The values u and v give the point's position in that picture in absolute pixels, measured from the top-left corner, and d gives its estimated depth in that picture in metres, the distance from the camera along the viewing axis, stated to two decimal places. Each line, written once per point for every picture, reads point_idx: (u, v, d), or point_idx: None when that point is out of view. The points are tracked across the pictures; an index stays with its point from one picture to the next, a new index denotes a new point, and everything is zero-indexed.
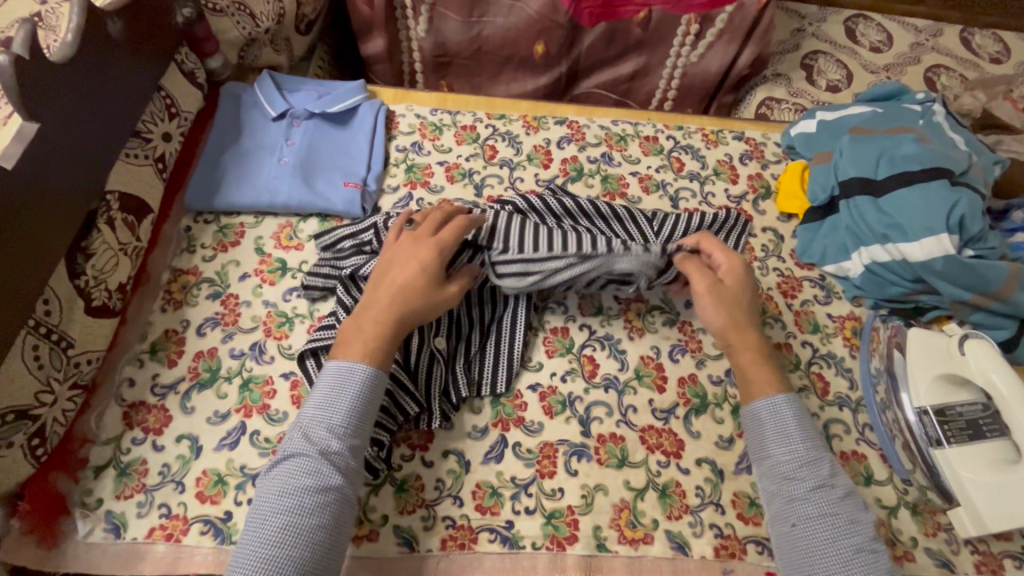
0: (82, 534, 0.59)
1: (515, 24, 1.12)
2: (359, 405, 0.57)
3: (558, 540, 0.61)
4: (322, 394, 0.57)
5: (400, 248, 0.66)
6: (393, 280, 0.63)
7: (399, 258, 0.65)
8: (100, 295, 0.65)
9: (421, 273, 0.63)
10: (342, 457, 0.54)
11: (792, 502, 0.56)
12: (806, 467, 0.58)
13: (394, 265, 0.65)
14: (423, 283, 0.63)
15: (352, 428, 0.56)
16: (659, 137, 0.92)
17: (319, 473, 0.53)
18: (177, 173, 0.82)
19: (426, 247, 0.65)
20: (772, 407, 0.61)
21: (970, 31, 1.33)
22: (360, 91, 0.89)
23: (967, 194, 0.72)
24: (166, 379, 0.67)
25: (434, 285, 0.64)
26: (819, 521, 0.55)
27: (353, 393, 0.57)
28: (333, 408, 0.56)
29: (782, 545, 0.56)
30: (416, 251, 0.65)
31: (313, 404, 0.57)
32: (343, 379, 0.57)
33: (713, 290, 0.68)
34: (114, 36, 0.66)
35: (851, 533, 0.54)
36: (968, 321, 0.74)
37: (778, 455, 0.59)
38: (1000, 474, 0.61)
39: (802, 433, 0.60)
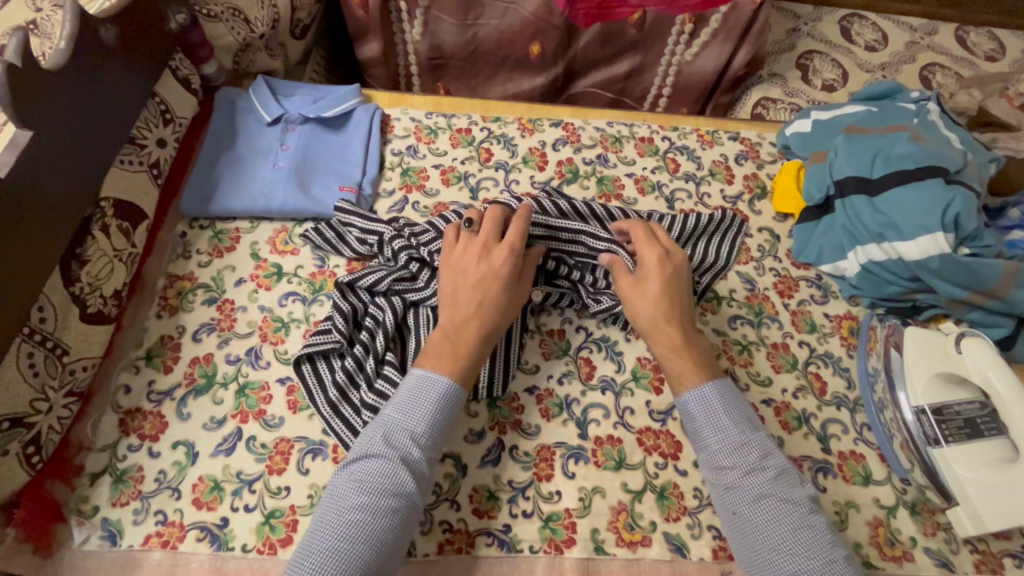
0: (78, 541, 0.59)
1: (510, 26, 1.12)
2: (440, 415, 0.57)
3: (555, 542, 0.61)
4: (406, 399, 0.57)
5: (466, 259, 0.66)
6: (471, 296, 0.64)
7: (469, 271, 0.65)
8: (95, 302, 0.65)
9: (503, 286, 0.65)
10: (417, 466, 0.55)
11: (725, 491, 0.57)
12: (735, 453, 0.57)
13: (463, 281, 0.65)
14: (506, 296, 0.65)
15: (428, 438, 0.56)
16: (655, 138, 0.92)
17: (397, 477, 0.53)
18: (172, 179, 0.82)
19: (497, 252, 0.66)
20: (700, 398, 0.60)
21: (966, 29, 1.33)
22: (355, 94, 0.89)
23: (963, 192, 0.72)
24: (163, 386, 0.67)
25: (513, 291, 0.66)
26: (756, 505, 0.54)
27: (434, 403, 0.57)
28: (414, 414, 0.56)
29: (730, 533, 0.56)
30: (487, 259, 0.66)
31: (394, 407, 0.57)
32: (428, 388, 0.58)
33: (634, 287, 0.67)
34: (107, 42, 0.66)
35: (790, 510, 0.53)
36: (966, 319, 0.74)
37: (709, 442, 0.59)
38: (997, 473, 0.60)
39: (729, 417, 0.59)
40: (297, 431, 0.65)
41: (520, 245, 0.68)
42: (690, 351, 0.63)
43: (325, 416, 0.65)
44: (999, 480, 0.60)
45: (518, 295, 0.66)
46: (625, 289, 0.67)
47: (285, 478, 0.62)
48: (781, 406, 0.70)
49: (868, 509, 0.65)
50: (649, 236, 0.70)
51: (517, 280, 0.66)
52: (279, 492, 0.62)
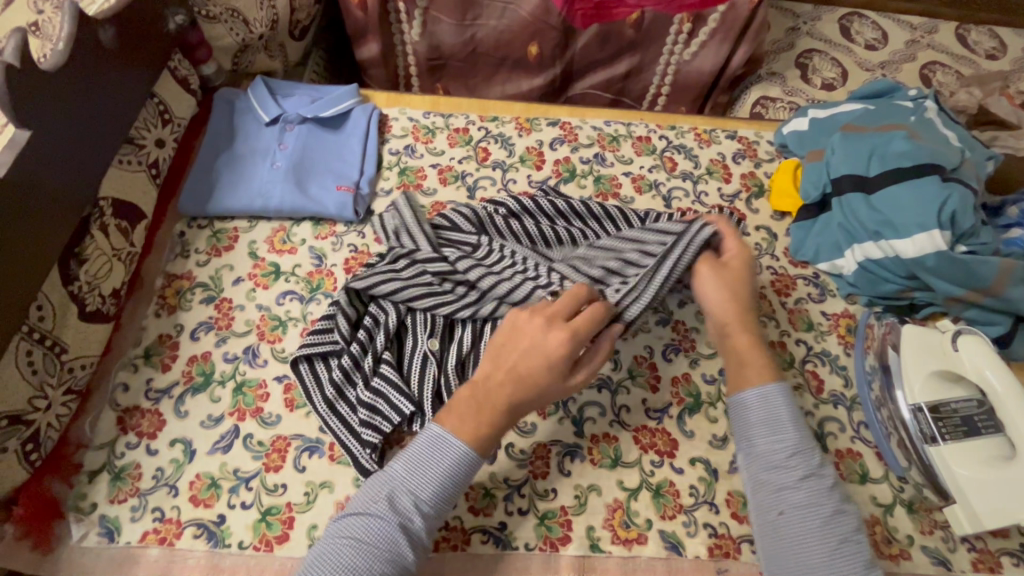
0: (75, 538, 0.59)
1: (509, 27, 1.12)
2: (450, 483, 0.54)
3: (551, 540, 0.61)
4: (418, 458, 0.54)
5: (529, 320, 0.59)
6: (514, 362, 0.56)
7: (522, 335, 0.58)
8: (93, 301, 0.65)
9: (548, 369, 0.55)
10: (418, 534, 0.51)
11: (768, 489, 0.56)
12: (796, 457, 0.57)
13: (514, 344, 0.58)
14: (549, 379, 0.56)
15: (433, 502, 0.53)
16: (652, 137, 0.92)
17: (395, 544, 0.50)
18: (171, 179, 0.83)
19: (559, 333, 0.57)
20: (773, 396, 0.60)
21: (966, 28, 1.32)
22: (353, 94, 0.90)
23: (958, 190, 0.72)
24: (161, 384, 0.67)
25: (561, 377, 0.56)
26: (808, 510, 0.54)
27: (446, 468, 0.53)
28: (423, 477, 0.53)
29: (766, 533, 0.55)
30: (545, 334, 0.57)
31: (405, 465, 0.54)
32: (443, 452, 0.54)
33: (717, 274, 0.67)
34: (105, 43, 0.67)
35: (838, 525, 0.53)
36: (963, 317, 0.74)
37: (771, 446, 0.58)
38: (992, 471, 0.60)
39: (794, 422, 0.59)
40: (294, 429, 0.65)
41: (590, 329, 0.58)
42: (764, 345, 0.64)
43: (322, 412, 0.65)
44: (995, 477, 0.60)
45: (565, 385, 0.57)
46: (704, 275, 0.68)
47: (281, 475, 0.63)
48: None
49: (864, 507, 0.65)
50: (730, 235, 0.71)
51: (569, 367, 0.57)
52: (276, 489, 0.62)
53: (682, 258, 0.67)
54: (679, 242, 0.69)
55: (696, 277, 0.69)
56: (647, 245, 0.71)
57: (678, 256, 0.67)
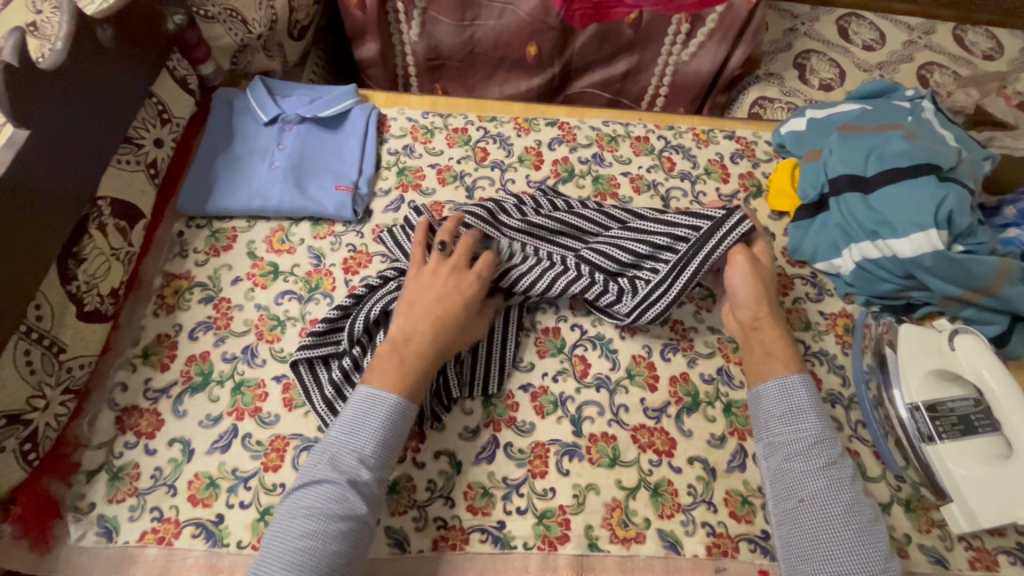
0: (74, 538, 0.59)
1: (507, 27, 1.13)
2: (387, 435, 0.57)
3: (549, 539, 0.61)
4: (352, 418, 0.57)
5: (437, 275, 0.67)
6: (428, 311, 0.63)
7: (431, 288, 0.66)
8: (91, 300, 0.65)
9: (461, 310, 0.64)
10: (367, 486, 0.55)
11: (788, 479, 0.58)
12: (816, 446, 0.58)
13: (425, 296, 0.65)
14: (462, 320, 0.64)
15: (377, 457, 0.56)
16: (650, 137, 0.92)
17: (347, 500, 0.53)
18: (170, 179, 0.82)
19: (469, 278, 0.67)
20: (798, 388, 0.62)
21: (963, 29, 1.33)
22: (352, 94, 0.90)
23: (956, 189, 0.72)
24: (159, 383, 0.67)
25: (469, 319, 0.66)
26: (828, 497, 0.55)
27: (381, 422, 0.57)
28: (361, 434, 0.56)
29: (785, 519, 0.57)
30: (456, 280, 0.66)
31: (341, 428, 0.57)
32: (373, 407, 0.57)
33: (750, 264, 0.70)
34: (104, 43, 0.67)
35: (857, 512, 0.55)
36: (960, 316, 0.74)
37: (793, 435, 0.60)
38: (989, 470, 0.61)
39: (815, 411, 0.60)
40: (293, 428, 0.66)
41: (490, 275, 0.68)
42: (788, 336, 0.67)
43: (321, 411, 0.65)
44: (992, 475, 0.61)
45: (472, 326, 0.67)
46: (739, 263, 0.70)
47: (280, 475, 0.63)
48: None
49: None
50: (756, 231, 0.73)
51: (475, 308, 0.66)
52: (274, 488, 0.62)
53: (726, 240, 0.70)
54: (719, 226, 0.71)
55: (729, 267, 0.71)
56: (681, 228, 0.74)
57: (722, 239, 0.70)
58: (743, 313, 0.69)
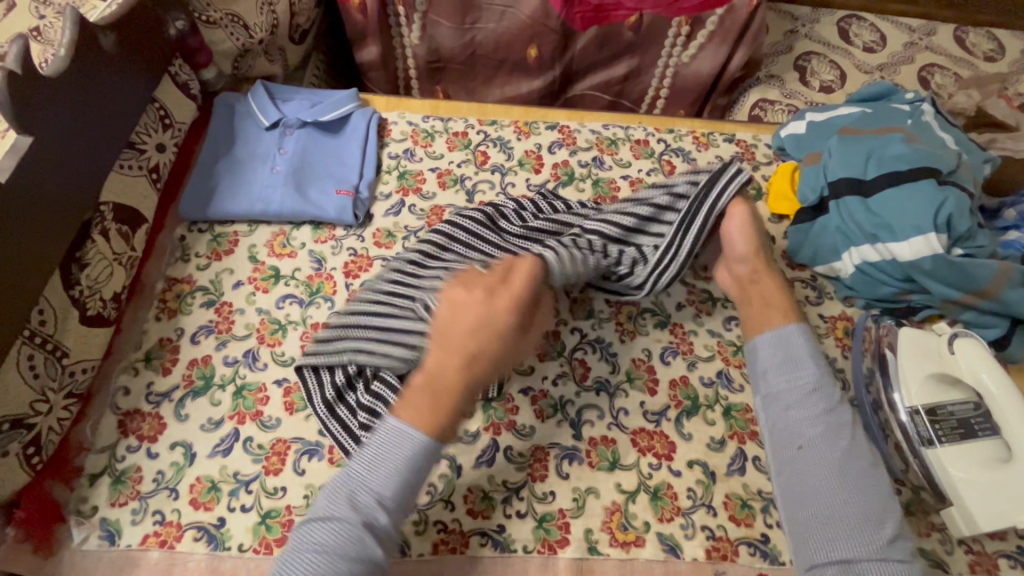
0: (77, 541, 0.59)
1: (507, 30, 1.13)
2: (410, 476, 0.54)
3: (549, 543, 0.61)
4: (375, 454, 0.54)
5: (470, 295, 0.60)
6: (461, 340, 0.58)
7: (462, 312, 0.59)
8: (94, 305, 0.65)
9: (496, 337, 0.58)
10: (383, 529, 0.52)
11: (786, 426, 0.59)
12: (811, 394, 0.60)
13: (460, 322, 0.58)
14: (500, 346, 0.59)
15: (396, 498, 0.53)
16: (650, 140, 0.93)
17: (361, 543, 0.50)
18: (171, 183, 0.83)
19: (503, 298, 0.60)
20: (791, 336, 0.63)
21: (964, 30, 1.33)
22: (353, 99, 0.90)
23: (955, 193, 0.72)
24: (161, 387, 0.68)
25: (507, 344, 0.60)
26: (825, 442, 0.57)
27: (404, 462, 0.54)
28: (382, 473, 0.53)
29: (783, 463, 0.58)
30: (491, 303, 0.59)
31: (363, 463, 0.54)
32: (398, 444, 0.54)
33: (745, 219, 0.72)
34: (106, 49, 0.67)
35: (855, 457, 0.56)
36: (960, 319, 0.74)
37: (792, 383, 0.61)
38: (989, 473, 0.61)
39: (813, 358, 0.62)
40: (294, 432, 0.66)
41: (526, 293, 0.62)
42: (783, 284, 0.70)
43: (322, 414, 0.65)
44: (992, 479, 0.61)
45: (512, 349, 0.61)
46: (738, 214, 0.72)
47: (281, 478, 0.63)
48: None
49: None
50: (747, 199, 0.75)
51: (514, 331, 0.60)
52: (275, 492, 0.62)
53: (727, 190, 0.74)
54: (718, 177, 0.74)
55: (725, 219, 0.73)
56: (678, 186, 0.76)
57: (721, 193, 0.73)
58: (740, 268, 0.71)
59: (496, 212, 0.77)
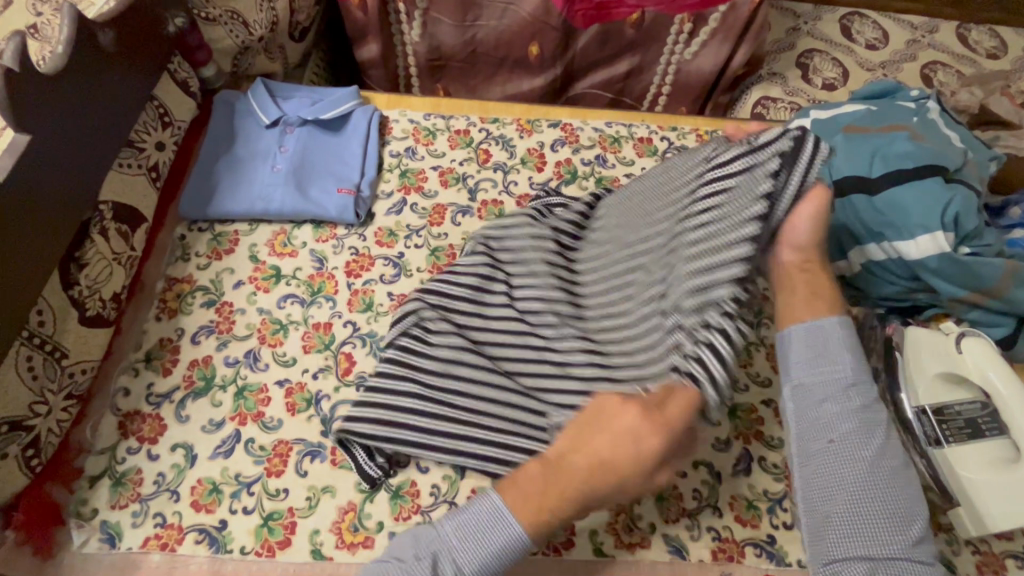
0: (76, 544, 0.59)
1: (509, 27, 1.12)
2: (494, 560, 0.53)
3: (554, 544, 0.61)
4: (470, 523, 0.54)
5: (627, 414, 0.52)
6: (598, 459, 0.52)
7: (610, 428, 0.52)
8: (93, 305, 0.65)
9: (636, 470, 0.51)
10: None
11: (817, 421, 0.58)
12: (845, 391, 0.58)
13: (605, 437, 0.52)
14: (632, 476, 0.52)
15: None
16: (654, 138, 0.92)
17: None
18: (171, 182, 0.82)
19: (664, 418, 0.52)
20: (823, 328, 0.60)
21: (967, 27, 1.32)
22: (354, 96, 0.89)
23: (962, 191, 0.72)
24: (161, 388, 0.67)
25: (646, 473, 0.52)
26: (854, 439, 0.56)
27: (495, 544, 0.52)
28: (469, 546, 0.53)
29: (807, 455, 0.57)
30: (647, 429, 0.51)
31: (456, 528, 0.54)
32: (496, 524, 0.53)
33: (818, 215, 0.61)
34: (105, 46, 0.66)
35: (890, 457, 0.56)
36: (966, 318, 0.74)
37: (824, 374, 0.59)
38: (999, 474, 0.61)
39: (849, 351, 0.59)
40: (296, 433, 0.65)
41: (685, 421, 0.52)
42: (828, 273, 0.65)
43: (327, 415, 0.67)
44: (1001, 480, 0.60)
45: (645, 482, 0.52)
46: (817, 200, 0.61)
47: (283, 480, 0.62)
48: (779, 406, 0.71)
49: None
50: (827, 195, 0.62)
51: (656, 466, 0.52)
52: (278, 494, 0.62)
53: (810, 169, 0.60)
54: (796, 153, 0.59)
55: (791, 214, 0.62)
56: (761, 183, 0.58)
57: (803, 172, 0.59)
58: (791, 255, 0.64)
59: (551, 252, 0.71)
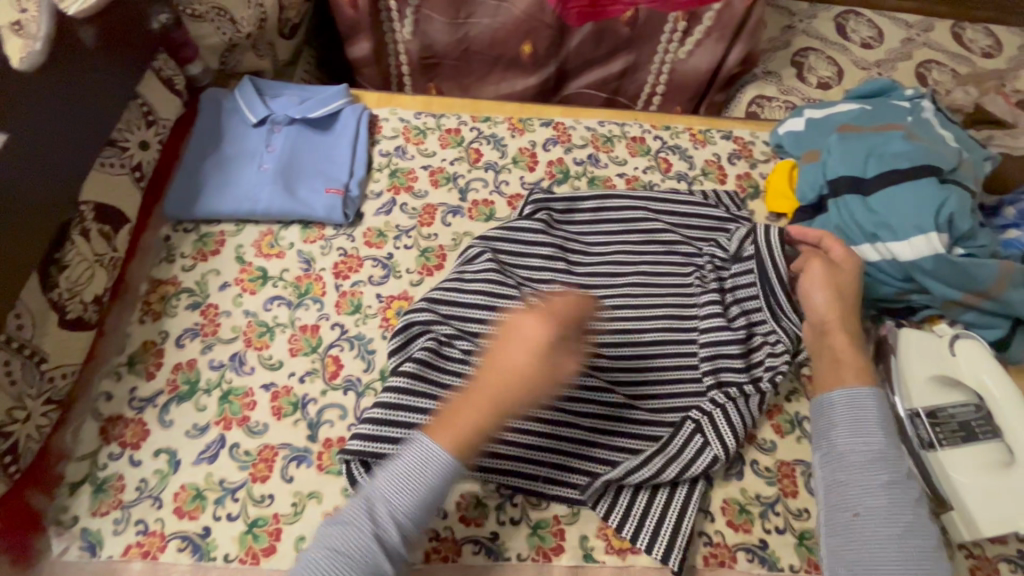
0: (56, 552, 0.58)
1: (502, 25, 1.11)
2: (432, 496, 0.51)
3: (544, 550, 0.60)
4: (402, 467, 0.51)
5: (525, 319, 0.56)
6: (504, 358, 0.54)
7: (510, 335, 0.56)
8: (74, 308, 0.63)
9: (538, 359, 0.53)
10: (395, 546, 0.49)
11: (847, 489, 0.56)
12: (878, 465, 0.56)
13: (512, 342, 0.55)
14: (536, 365, 0.53)
15: (412, 522, 0.50)
16: (647, 137, 0.91)
17: (370, 559, 0.48)
18: (156, 182, 0.81)
19: (555, 318, 0.56)
20: (859, 397, 0.60)
21: (962, 26, 1.31)
22: (343, 95, 0.88)
23: (956, 192, 0.71)
24: (144, 393, 0.66)
25: (554, 368, 0.54)
26: (889, 519, 0.53)
27: (429, 480, 0.51)
28: (404, 488, 0.50)
29: (837, 531, 0.55)
30: (543, 326, 0.55)
31: (388, 475, 0.51)
32: (426, 463, 0.51)
33: (828, 277, 0.68)
34: (86, 43, 0.65)
35: (922, 536, 0.53)
36: (961, 320, 0.73)
37: (856, 447, 0.58)
38: (992, 478, 0.61)
39: (882, 427, 0.58)
40: (282, 438, 0.64)
41: (574, 318, 0.57)
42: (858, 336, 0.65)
43: (314, 419, 0.66)
44: (994, 485, 0.60)
45: (554, 378, 0.54)
46: (819, 267, 0.69)
47: (268, 485, 0.61)
48: (773, 409, 0.70)
49: None
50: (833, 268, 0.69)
51: (553, 355, 0.54)
52: (263, 500, 0.61)
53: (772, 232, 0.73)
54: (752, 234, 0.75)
55: (805, 275, 0.69)
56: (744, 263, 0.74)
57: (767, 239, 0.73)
58: (815, 313, 0.67)
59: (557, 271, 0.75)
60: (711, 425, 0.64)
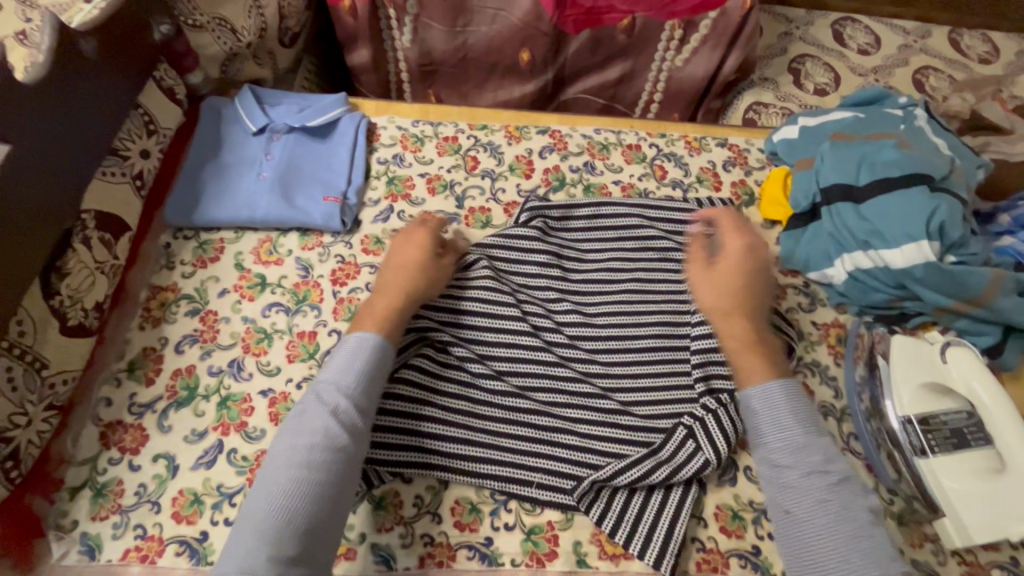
0: (56, 557, 0.58)
1: (500, 33, 1.12)
2: (372, 372, 0.59)
3: (537, 556, 0.61)
4: (340, 359, 0.59)
5: (409, 233, 0.73)
6: (397, 264, 0.69)
7: (398, 248, 0.71)
8: (75, 315, 0.64)
9: (423, 253, 0.70)
10: (351, 418, 0.55)
11: (786, 488, 0.55)
12: (796, 453, 0.56)
13: (404, 251, 0.71)
14: (421, 258, 0.70)
15: (362, 392, 0.57)
16: (642, 145, 0.92)
17: (328, 430, 0.53)
18: (158, 190, 0.82)
19: (428, 232, 0.73)
20: (764, 393, 0.59)
21: (959, 32, 1.32)
22: (342, 103, 0.89)
23: (947, 201, 0.72)
24: (144, 398, 0.67)
25: (439, 264, 0.71)
26: (814, 509, 0.53)
27: (365, 359, 0.59)
28: (347, 372, 0.58)
29: (780, 533, 0.55)
30: (426, 236, 0.72)
31: (329, 368, 0.59)
32: (357, 348, 0.60)
33: (709, 276, 0.69)
34: (87, 55, 0.66)
35: (847, 519, 0.52)
36: (953, 327, 0.73)
37: (771, 440, 0.58)
38: (984, 484, 0.61)
39: (793, 416, 0.58)
40: None
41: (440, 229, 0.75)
42: (760, 337, 0.64)
43: None
44: (986, 491, 0.60)
45: (439, 269, 0.70)
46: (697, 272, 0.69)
47: None
48: None
49: None
50: (711, 270, 0.69)
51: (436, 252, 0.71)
52: None
53: None
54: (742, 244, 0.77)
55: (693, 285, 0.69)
56: None
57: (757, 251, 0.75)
58: (711, 311, 0.67)
59: (551, 277, 0.76)
60: (702, 430, 0.64)
